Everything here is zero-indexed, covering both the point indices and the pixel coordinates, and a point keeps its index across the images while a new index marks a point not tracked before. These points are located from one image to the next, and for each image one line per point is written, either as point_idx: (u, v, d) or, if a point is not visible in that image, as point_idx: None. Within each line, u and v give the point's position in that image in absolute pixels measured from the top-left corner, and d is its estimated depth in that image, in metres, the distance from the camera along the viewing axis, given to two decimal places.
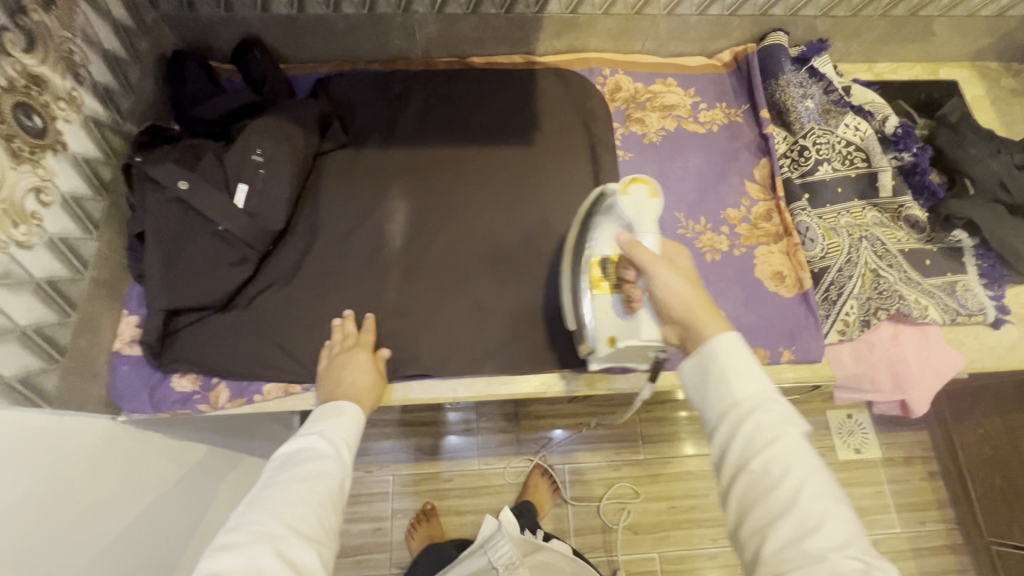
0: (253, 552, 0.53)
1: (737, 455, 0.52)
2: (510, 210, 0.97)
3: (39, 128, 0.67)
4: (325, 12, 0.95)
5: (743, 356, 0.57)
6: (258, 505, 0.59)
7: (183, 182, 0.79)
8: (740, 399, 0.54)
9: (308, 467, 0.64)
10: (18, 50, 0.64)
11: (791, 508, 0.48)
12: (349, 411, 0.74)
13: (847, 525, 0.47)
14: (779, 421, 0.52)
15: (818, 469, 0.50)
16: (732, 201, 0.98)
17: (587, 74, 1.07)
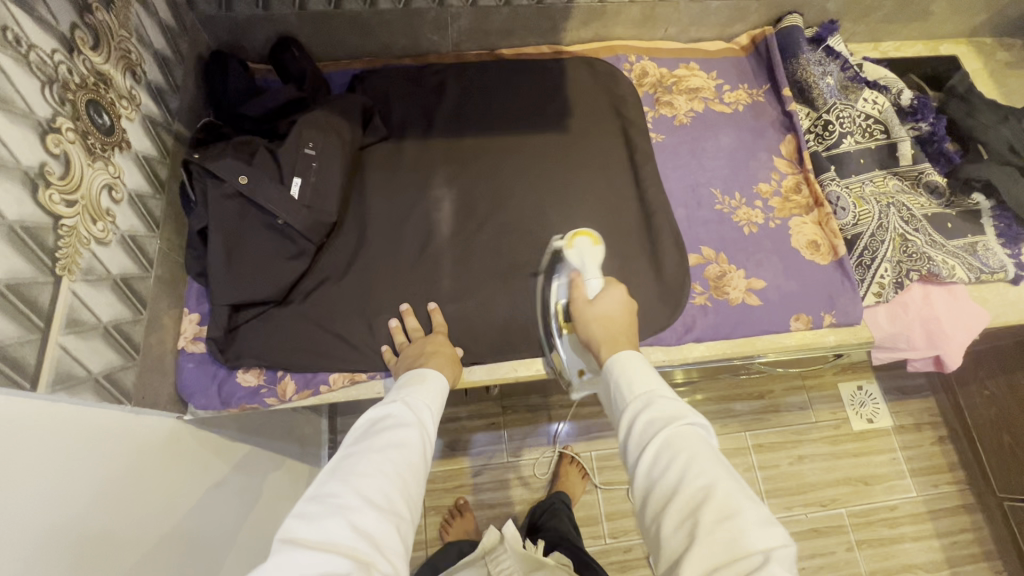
0: (330, 519, 0.51)
1: (657, 446, 0.53)
2: (552, 195, 0.99)
3: (107, 125, 0.68)
4: (362, 8, 0.97)
5: (636, 363, 0.63)
6: (338, 472, 0.57)
7: (243, 176, 0.80)
8: (634, 395, 0.59)
9: (389, 435, 0.61)
10: (87, 48, 0.65)
11: (673, 494, 0.50)
12: (433, 381, 0.73)
13: (716, 512, 0.48)
14: (666, 416, 0.55)
15: (724, 474, 0.51)
16: (762, 175, 1.02)
17: (614, 62, 1.10)
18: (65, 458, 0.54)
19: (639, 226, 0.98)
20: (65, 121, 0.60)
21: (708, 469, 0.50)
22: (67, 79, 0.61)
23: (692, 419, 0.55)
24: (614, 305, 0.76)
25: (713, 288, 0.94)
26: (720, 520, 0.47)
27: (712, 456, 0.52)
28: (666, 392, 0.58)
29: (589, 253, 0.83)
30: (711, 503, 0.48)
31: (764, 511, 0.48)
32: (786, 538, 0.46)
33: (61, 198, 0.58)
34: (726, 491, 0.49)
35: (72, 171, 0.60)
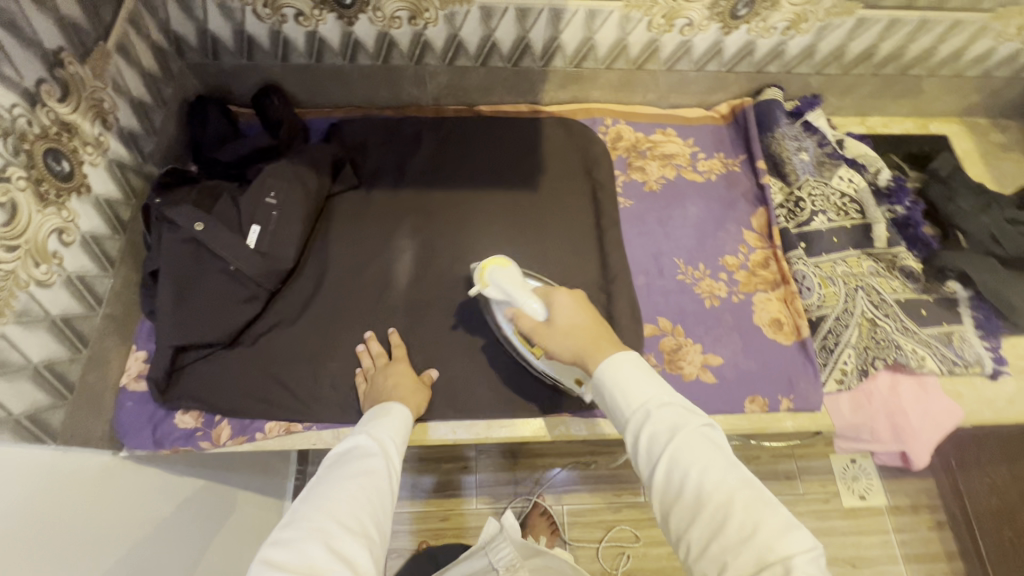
0: (307, 544, 0.53)
1: (667, 459, 0.55)
2: (513, 252, 1.00)
3: (66, 172, 0.71)
4: (341, 62, 1.00)
5: (629, 367, 0.63)
6: (312, 501, 0.58)
7: (199, 223, 0.83)
8: (635, 406, 0.60)
9: (358, 464, 0.64)
10: (53, 100, 0.68)
11: (698, 510, 0.53)
12: (397, 412, 0.75)
13: (741, 526, 0.50)
14: (669, 427, 0.57)
15: (742, 480, 0.53)
16: (729, 248, 1.01)
17: (590, 124, 1.11)
18: (1, 503, 0.57)
19: (598, 291, 0.97)
20: (17, 170, 0.63)
21: (731, 482, 0.53)
22: (26, 130, 0.65)
23: (700, 425, 0.57)
24: (564, 310, 0.74)
25: (667, 361, 0.92)
26: (744, 535, 0.49)
27: (725, 465, 0.54)
28: (665, 399, 0.60)
29: (503, 279, 0.80)
30: (733, 518, 0.50)
31: (778, 513, 0.50)
32: (808, 538, 0.48)
33: (1, 244, 0.61)
34: (744, 503, 0.51)
35: (17, 218, 0.63)
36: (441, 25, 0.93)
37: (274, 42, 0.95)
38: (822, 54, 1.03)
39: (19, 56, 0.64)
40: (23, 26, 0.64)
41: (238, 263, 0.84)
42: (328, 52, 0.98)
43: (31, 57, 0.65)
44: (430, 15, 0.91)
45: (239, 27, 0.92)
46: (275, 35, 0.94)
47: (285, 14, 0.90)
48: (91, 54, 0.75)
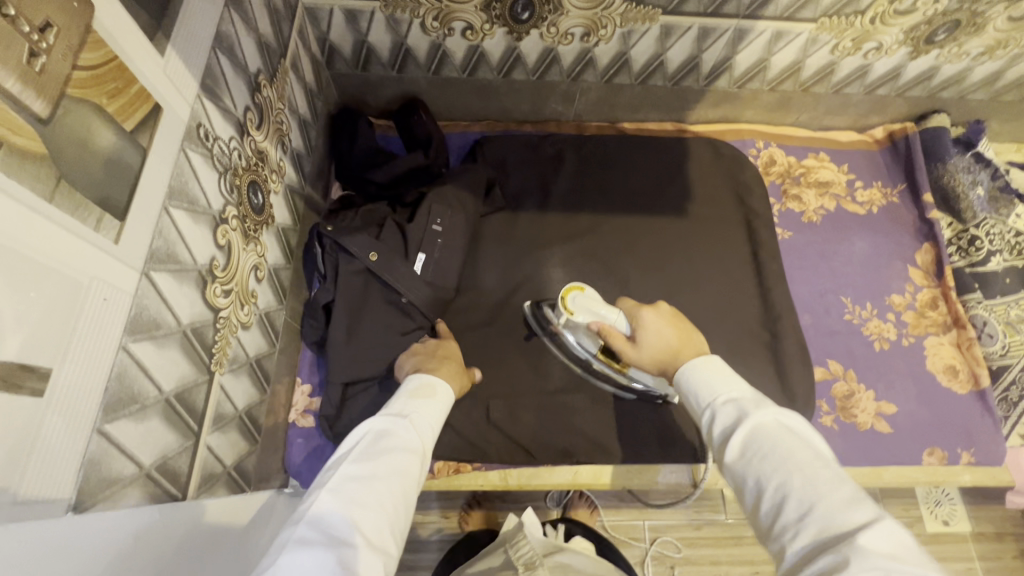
0: (328, 551, 0.41)
1: (734, 449, 0.46)
2: (667, 283, 0.95)
3: (259, 204, 0.66)
4: (495, 76, 0.95)
5: (703, 362, 0.55)
6: (342, 491, 0.47)
7: (372, 254, 0.78)
8: (702, 398, 0.52)
9: (393, 455, 0.51)
10: (254, 128, 0.64)
11: (761, 496, 0.43)
12: (441, 397, 0.63)
13: (798, 505, 0.40)
14: (732, 418, 0.49)
15: (800, 461, 0.42)
16: (895, 286, 0.96)
17: (740, 146, 1.06)
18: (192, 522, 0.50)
19: (761, 330, 0.92)
20: (231, 209, 0.59)
21: (786, 455, 0.43)
22: (237, 164, 0.60)
23: (767, 410, 0.47)
24: (657, 329, 0.66)
25: (841, 408, 0.88)
26: (802, 514, 0.40)
27: (788, 447, 0.44)
28: (734, 391, 0.51)
29: (589, 301, 0.75)
30: (793, 500, 0.41)
31: (846, 492, 0.39)
32: (878, 515, 0.37)
33: (221, 290, 0.57)
34: (803, 480, 0.41)
35: (231, 260, 0.59)
36: (613, 42, 0.87)
37: (432, 56, 0.90)
38: (1003, 81, 0.98)
39: (235, 84, 0.59)
40: (237, 51, 0.59)
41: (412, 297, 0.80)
42: (484, 66, 0.92)
43: (241, 83, 0.60)
44: (606, 32, 0.85)
45: (401, 39, 0.86)
46: (435, 48, 0.88)
47: (453, 28, 0.84)
48: (276, 73, 0.70)
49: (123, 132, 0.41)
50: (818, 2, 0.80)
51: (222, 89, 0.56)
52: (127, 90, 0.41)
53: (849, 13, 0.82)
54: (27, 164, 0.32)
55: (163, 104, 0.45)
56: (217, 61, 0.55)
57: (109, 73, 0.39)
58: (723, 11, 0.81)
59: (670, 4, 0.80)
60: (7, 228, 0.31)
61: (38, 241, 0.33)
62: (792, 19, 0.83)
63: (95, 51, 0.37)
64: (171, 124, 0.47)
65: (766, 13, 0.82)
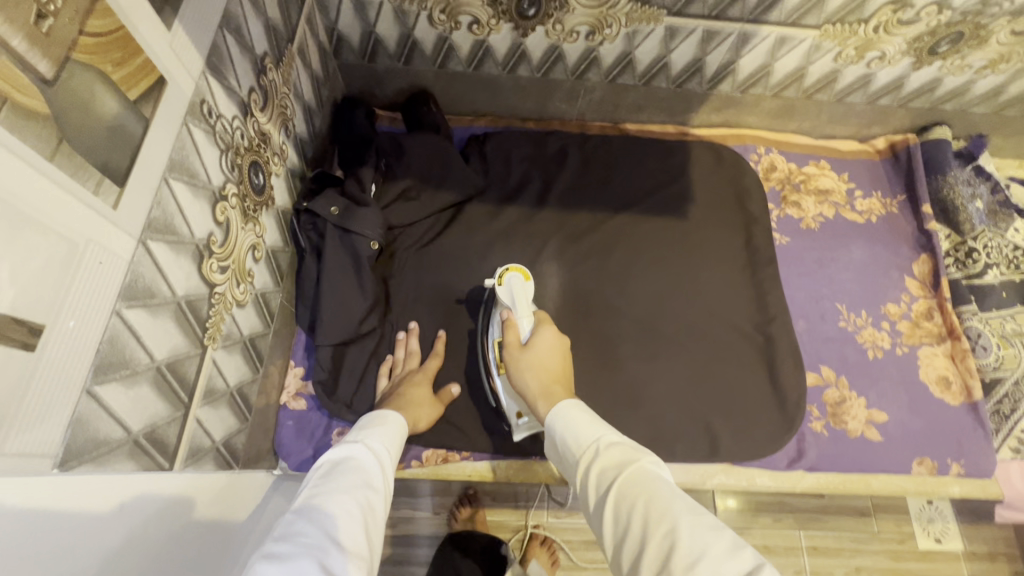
0: (299, 561, 0.42)
1: (618, 497, 0.52)
2: (663, 283, 0.95)
3: (260, 185, 0.67)
4: (499, 72, 0.95)
5: (580, 416, 0.63)
6: (306, 513, 0.48)
7: (335, 208, 0.78)
8: (586, 448, 0.59)
9: (352, 474, 0.54)
10: (257, 109, 0.65)
11: (645, 546, 0.48)
12: (396, 423, 0.67)
13: (685, 551, 0.45)
14: (619, 462, 0.56)
15: (688, 509, 0.49)
16: (891, 295, 0.96)
17: (741, 151, 1.06)
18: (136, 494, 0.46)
19: (753, 333, 0.92)
20: (231, 187, 0.60)
21: (669, 502, 0.49)
22: (239, 143, 0.61)
23: (647, 458, 0.55)
24: (548, 347, 0.74)
25: (832, 414, 0.87)
26: (692, 561, 0.44)
27: (670, 493, 0.50)
28: (614, 437, 0.59)
29: (520, 291, 0.80)
30: (681, 545, 0.46)
31: (725, 537, 0.46)
32: (757, 560, 0.44)
33: (218, 266, 0.58)
34: (690, 529, 0.47)
35: (229, 237, 0.60)
36: (618, 41, 0.88)
37: (438, 50, 0.91)
38: (1007, 95, 0.98)
39: (241, 64, 0.60)
40: (245, 32, 0.60)
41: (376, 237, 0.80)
42: (489, 61, 0.93)
43: (247, 63, 0.61)
44: (611, 31, 0.86)
45: (408, 31, 0.87)
46: (441, 41, 0.89)
47: (460, 22, 0.85)
48: (282, 57, 0.71)
49: (127, 102, 0.42)
50: (822, 8, 0.80)
51: (228, 68, 0.57)
52: (134, 60, 0.42)
53: (853, 21, 0.83)
54: (30, 124, 0.33)
55: (168, 77, 0.46)
56: (223, 40, 0.56)
57: (115, 42, 0.39)
58: (728, 14, 0.82)
59: (676, 5, 0.81)
60: (9, 187, 0.32)
61: (40, 202, 0.34)
62: (795, 25, 0.83)
63: (102, 17, 0.38)
64: (176, 98, 0.48)
65: (770, 18, 0.82)
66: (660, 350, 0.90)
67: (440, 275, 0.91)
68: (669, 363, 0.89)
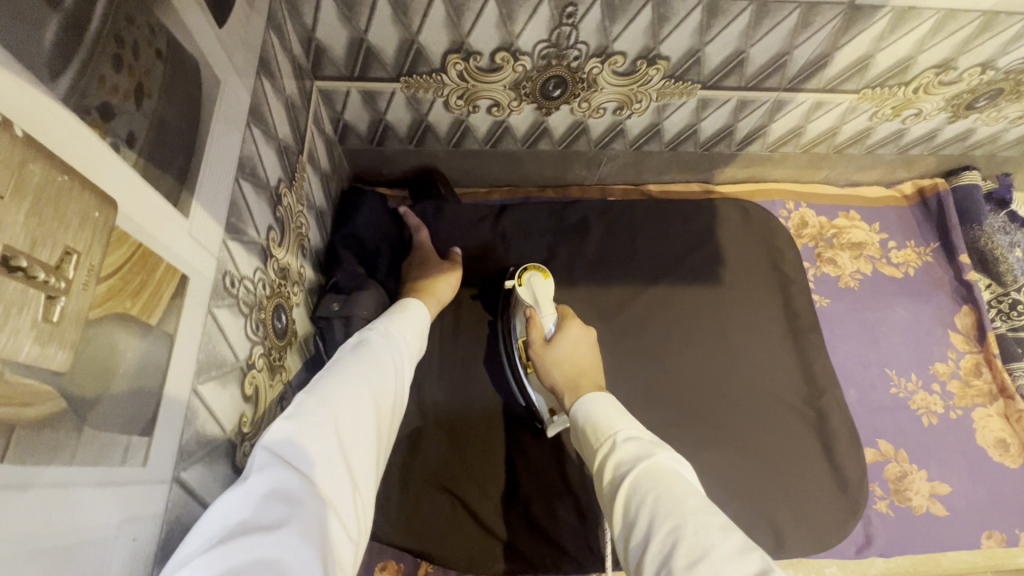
0: (315, 429, 0.43)
1: (627, 490, 0.48)
2: (709, 358, 0.89)
3: (283, 327, 0.59)
4: (518, 147, 0.89)
5: (606, 406, 0.60)
6: (327, 384, 0.48)
7: (337, 302, 0.72)
8: (604, 437, 0.55)
9: (373, 357, 0.55)
10: (276, 247, 0.57)
11: (650, 541, 0.44)
12: (420, 322, 0.66)
13: (687, 549, 0.41)
14: (633, 455, 0.51)
15: (697, 507, 0.44)
16: (938, 354, 0.93)
17: (769, 207, 1.02)
18: None
19: (806, 408, 0.87)
20: (257, 349, 0.52)
21: (677, 496, 0.45)
22: (262, 295, 0.53)
23: (668, 456, 0.50)
24: (576, 344, 0.71)
25: (894, 491, 0.84)
26: (692, 560, 0.40)
27: (681, 491, 0.46)
28: (633, 432, 0.54)
29: (538, 286, 0.77)
30: (684, 544, 0.41)
31: (735, 540, 0.41)
32: (767, 568, 0.38)
33: (250, 447, 0.50)
34: (694, 527, 0.42)
35: (259, 407, 0.52)
36: (646, 114, 0.82)
37: (453, 132, 0.84)
38: None
39: (257, 207, 0.52)
40: (259, 170, 0.53)
41: (375, 319, 0.75)
42: (507, 138, 0.86)
43: (264, 202, 0.54)
44: (640, 106, 0.80)
45: (421, 117, 0.80)
46: (458, 124, 0.82)
47: (478, 106, 0.78)
48: (295, 175, 0.64)
49: (150, 329, 0.34)
50: (863, 74, 0.76)
51: (246, 221, 0.50)
52: (154, 276, 0.34)
53: (894, 85, 0.78)
54: (42, 435, 0.25)
55: (190, 271, 0.39)
56: (240, 192, 0.48)
57: (132, 271, 0.32)
58: (765, 85, 0.77)
59: (711, 80, 0.75)
60: (20, 532, 0.24)
61: (58, 522, 0.27)
62: (833, 91, 0.79)
63: (117, 250, 0.30)
64: (199, 288, 0.40)
65: (808, 85, 0.78)
66: (712, 436, 0.84)
67: (471, 374, 0.83)
68: (724, 451, 0.83)
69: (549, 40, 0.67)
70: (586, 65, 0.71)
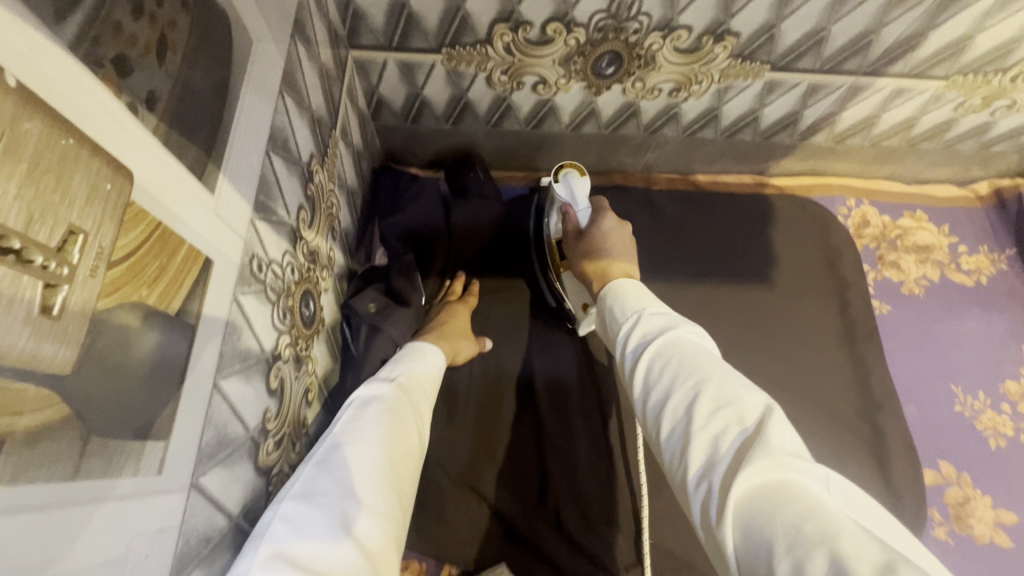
0: (316, 523, 0.39)
1: (649, 355, 0.43)
2: (761, 364, 0.82)
3: (310, 315, 0.55)
4: (561, 130, 0.83)
5: (631, 285, 0.53)
6: (328, 464, 0.44)
7: (372, 304, 0.68)
8: (624, 313, 0.49)
9: (381, 418, 0.49)
10: (306, 229, 0.53)
11: (665, 398, 0.40)
12: (432, 360, 0.61)
13: (706, 402, 0.38)
14: (659, 326, 0.46)
15: (721, 364, 0.40)
16: (1008, 371, 0.85)
17: (828, 203, 0.94)
18: None
19: (860, 423, 0.80)
20: (284, 339, 0.48)
21: (701, 362, 0.40)
22: (290, 281, 0.49)
23: (693, 327, 0.45)
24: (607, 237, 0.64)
25: (955, 518, 0.77)
26: (716, 407, 0.37)
27: (708, 355, 0.41)
28: (661, 307, 0.48)
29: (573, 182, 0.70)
30: (706, 396, 0.38)
31: (756, 397, 0.38)
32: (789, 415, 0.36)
33: (274, 444, 0.47)
34: (718, 379, 0.39)
35: (284, 401, 0.48)
36: (705, 98, 0.75)
37: (493, 110, 0.78)
38: None
39: (288, 184, 0.48)
40: (291, 145, 0.48)
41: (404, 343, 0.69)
42: (551, 119, 0.80)
43: (295, 180, 0.50)
44: (700, 87, 0.73)
45: (461, 93, 0.74)
46: (499, 101, 0.77)
47: (523, 82, 0.72)
48: (328, 152, 0.59)
49: (169, 320, 0.30)
50: (957, 58, 0.68)
51: (275, 200, 0.45)
52: (174, 260, 0.30)
53: (990, 71, 0.70)
54: (39, 448, 0.21)
55: (213, 254, 0.35)
56: (271, 167, 0.44)
57: (149, 254, 0.27)
58: (843, 68, 0.69)
59: (783, 60, 0.68)
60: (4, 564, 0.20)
61: (68, 546, 0.23)
62: (919, 76, 0.71)
63: (133, 230, 0.26)
64: (223, 273, 0.36)
65: (891, 70, 0.70)
66: None
67: (500, 365, 0.76)
68: None
69: (608, 10, 0.61)
70: (646, 40, 0.65)
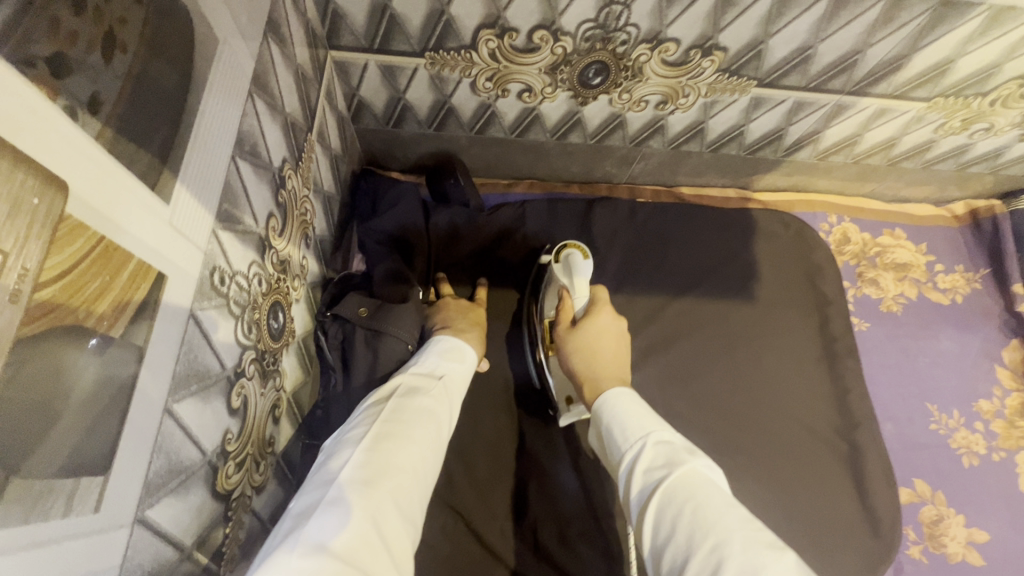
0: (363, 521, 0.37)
1: (661, 502, 0.41)
2: (742, 379, 0.81)
3: (279, 326, 0.53)
4: (546, 139, 0.82)
5: (637, 406, 0.52)
6: (375, 458, 0.42)
7: (363, 306, 0.63)
8: (628, 446, 0.48)
9: (423, 420, 0.48)
10: (276, 237, 0.50)
11: (686, 558, 0.38)
12: (469, 361, 0.59)
13: (736, 567, 0.35)
14: (665, 460, 0.44)
15: (741, 519, 0.38)
16: (982, 389, 0.87)
17: (810, 220, 0.95)
18: None
19: (838, 441, 0.80)
20: (249, 354, 0.46)
21: (712, 507, 0.39)
22: (257, 292, 0.47)
23: (703, 462, 0.44)
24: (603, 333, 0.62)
25: (929, 537, 0.77)
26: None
27: (724, 504, 0.39)
28: (666, 434, 0.47)
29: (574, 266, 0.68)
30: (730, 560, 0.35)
31: (786, 560, 0.35)
32: None
33: (234, 465, 0.44)
34: (737, 539, 0.36)
35: (246, 420, 0.46)
36: (691, 111, 0.75)
37: (477, 117, 0.77)
38: None
39: (257, 192, 0.46)
40: (261, 149, 0.46)
41: (410, 339, 0.63)
42: (536, 127, 0.79)
43: (265, 186, 0.47)
44: (686, 100, 0.72)
45: (445, 98, 0.73)
46: (484, 108, 0.75)
47: (508, 90, 0.71)
48: (303, 156, 0.57)
49: (111, 343, 0.27)
50: (939, 81, 0.69)
51: (241, 208, 0.43)
52: (118, 278, 0.28)
53: (970, 95, 0.71)
54: None
55: (167, 268, 0.32)
56: (237, 173, 0.42)
57: (87, 273, 0.25)
58: (829, 86, 0.69)
59: (768, 77, 0.68)
60: None
61: None
62: (902, 97, 0.71)
63: (67, 246, 0.24)
64: (177, 288, 0.34)
65: (874, 90, 0.70)
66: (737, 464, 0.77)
67: (480, 378, 0.75)
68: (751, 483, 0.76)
69: (596, 19, 0.60)
70: (634, 51, 0.64)
